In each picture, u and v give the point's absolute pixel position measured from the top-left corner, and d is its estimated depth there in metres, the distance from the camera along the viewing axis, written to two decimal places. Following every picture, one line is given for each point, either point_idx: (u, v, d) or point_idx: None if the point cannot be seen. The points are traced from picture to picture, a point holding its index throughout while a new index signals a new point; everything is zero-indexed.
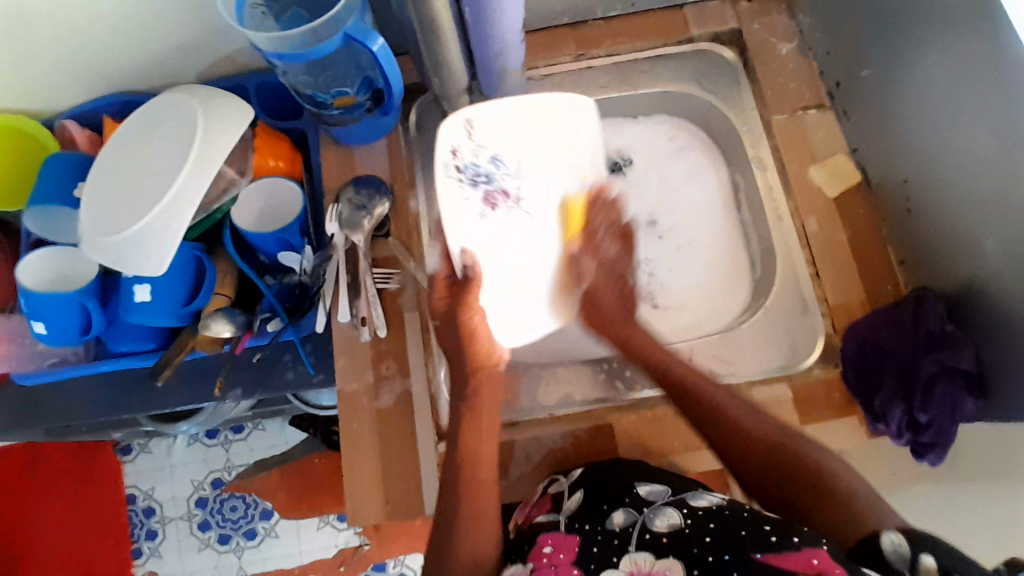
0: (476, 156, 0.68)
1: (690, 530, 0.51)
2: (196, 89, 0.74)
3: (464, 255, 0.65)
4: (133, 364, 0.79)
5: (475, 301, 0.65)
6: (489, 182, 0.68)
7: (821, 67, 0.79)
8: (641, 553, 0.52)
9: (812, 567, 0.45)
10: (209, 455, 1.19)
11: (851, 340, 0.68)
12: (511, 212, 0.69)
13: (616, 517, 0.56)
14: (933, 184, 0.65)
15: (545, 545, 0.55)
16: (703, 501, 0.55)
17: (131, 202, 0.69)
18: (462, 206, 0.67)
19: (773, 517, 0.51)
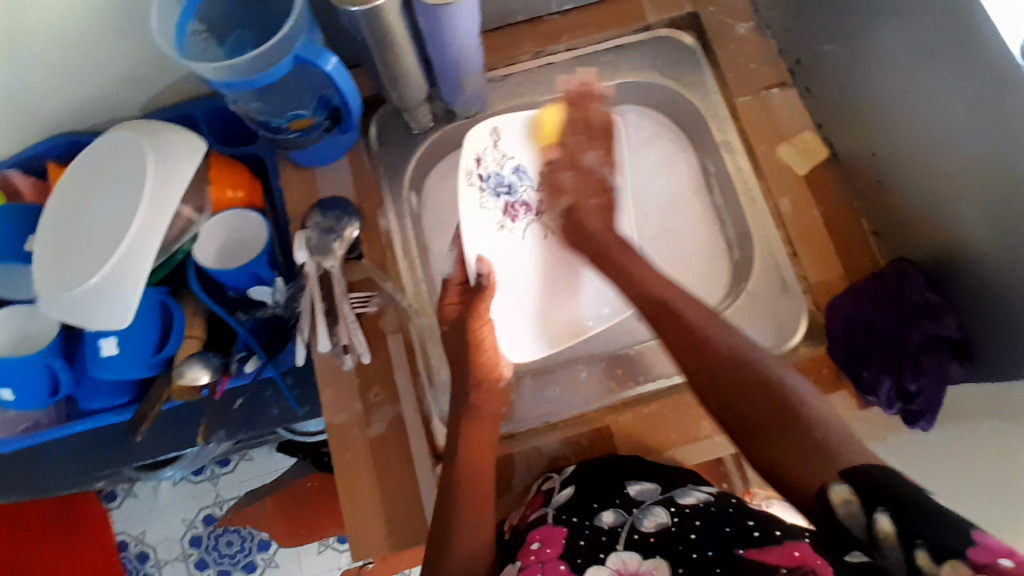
0: (499, 166, 0.77)
1: (677, 529, 0.52)
2: (143, 124, 0.70)
3: (480, 263, 0.68)
4: (109, 420, 0.76)
5: (484, 309, 0.67)
6: (511, 193, 0.78)
7: (779, 45, 0.79)
8: (629, 552, 0.52)
9: (794, 559, 0.44)
10: (198, 492, 1.16)
11: (835, 321, 0.68)
12: (531, 224, 0.78)
13: (605, 515, 0.57)
14: (903, 156, 0.66)
15: (534, 542, 0.57)
16: (690, 498, 0.56)
17: (86, 252, 0.65)
18: (485, 211, 0.77)
19: (759, 512, 0.52)
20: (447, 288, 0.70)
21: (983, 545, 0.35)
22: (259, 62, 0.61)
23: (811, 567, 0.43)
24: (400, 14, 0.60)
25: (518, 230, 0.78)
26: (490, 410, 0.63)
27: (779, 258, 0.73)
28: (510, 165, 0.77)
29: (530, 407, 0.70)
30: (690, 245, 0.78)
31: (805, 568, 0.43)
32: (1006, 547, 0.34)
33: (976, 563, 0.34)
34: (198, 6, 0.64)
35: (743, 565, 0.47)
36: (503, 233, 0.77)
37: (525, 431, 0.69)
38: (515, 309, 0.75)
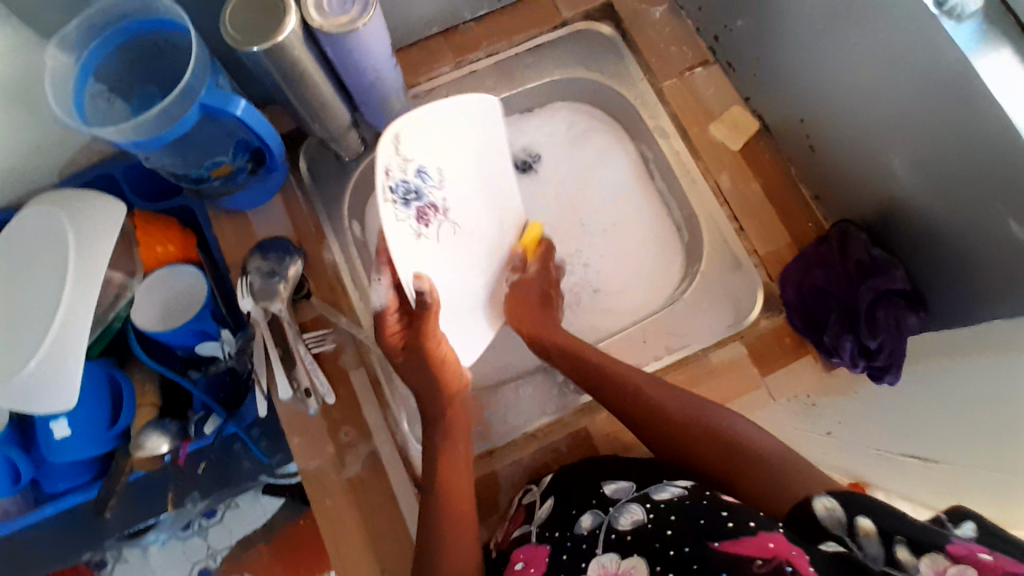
0: (405, 170, 0.56)
1: (653, 524, 0.49)
2: (59, 194, 0.67)
3: (419, 280, 0.57)
4: (76, 500, 0.74)
5: (434, 327, 0.60)
6: (419, 198, 0.58)
7: (695, 24, 0.79)
8: (607, 554, 0.49)
9: (768, 550, 0.41)
10: (188, 548, 1.12)
11: (790, 286, 0.69)
12: (442, 227, 0.60)
13: (585, 519, 0.54)
14: (830, 119, 0.67)
15: (518, 561, 0.54)
16: (665, 493, 0.52)
17: (19, 336, 0.62)
18: (402, 228, 0.55)
19: (732, 502, 0.49)
20: (384, 316, 0.61)
21: (962, 545, 0.37)
22: (164, 115, 0.58)
23: (785, 559, 0.40)
24: (306, 48, 0.59)
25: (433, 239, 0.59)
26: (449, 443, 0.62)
27: (729, 235, 0.72)
28: (414, 167, 0.57)
29: (505, 418, 0.71)
30: (639, 236, 0.78)
31: (779, 560, 0.40)
32: (986, 549, 0.37)
33: (953, 553, 0.36)
34: (97, 66, 0.62)
35: (717, 560, 0.43)
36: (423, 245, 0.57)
37: (502, 447, 0.69)
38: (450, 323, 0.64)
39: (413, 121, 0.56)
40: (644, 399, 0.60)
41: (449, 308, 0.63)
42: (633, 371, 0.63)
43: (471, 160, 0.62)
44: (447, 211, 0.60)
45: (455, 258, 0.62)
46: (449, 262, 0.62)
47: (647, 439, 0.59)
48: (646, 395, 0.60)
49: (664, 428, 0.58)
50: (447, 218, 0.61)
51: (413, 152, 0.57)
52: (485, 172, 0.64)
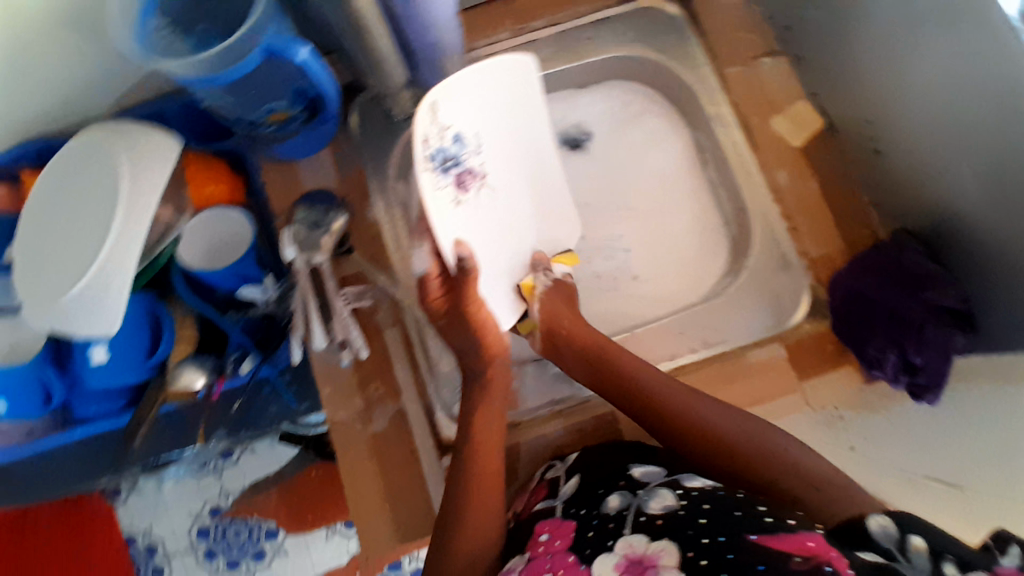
0: (442, 138, 0.59)
1: (686, 513, 0.50)
2: (113, 126, 0.67)
3: (458, 247, 0.60)
4: (104, 426, 0.76)
5: (474, 294, 0.61)
6: (458, 165, 0.61)
7: (767, 12, 0.76)
8: (636, 535, 0.50)
9: (807, 549, 0.43)
10: (203, 485, 1.15)
11: (838, 292, 0.67)
12: (480, 192, 0.64)
13: (612, 501, 0.55)
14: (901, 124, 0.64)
15: (542, 534, 0.55)
16: (696, 483, 0.55)
17: (68, 262, 0.63)
18: (442, 196, 0.59)
19: (766, 500, 0.51)
20: (427, 284, 0.62)
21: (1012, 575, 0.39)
22: (226, 55, 0.58)
23: (825, 559, 0.42)
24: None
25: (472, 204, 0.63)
26: (480, 411, 0.62)
27: (780, 234, 0.71)
28: (450, 134, 0.60)
29: (533, 394, 0.70)
30: (684, 225, 0.76)
31: (820, 559, 0.42)
32: None
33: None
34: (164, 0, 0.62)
35: (754, 551, 0.44)
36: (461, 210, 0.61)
37: (528, 420, 0.69)
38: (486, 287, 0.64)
39: (447, 90, 0.59)
40: (649, 394, 0.60)
41: (491, 269, 0.65)
42: (635, 363, 0.62)
43: (507, 128, 0.65)
44: (484, 175, 0.64)
45: (497, 222, 0.66)
46: (493, 223, 0.65)
47: (653, 430, 0.60)
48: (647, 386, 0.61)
49: (670, 421, 0.59)
50: (485, 182, 0.64)
51: (450, 121, 0.60)
52: (520, 137, 0.66)
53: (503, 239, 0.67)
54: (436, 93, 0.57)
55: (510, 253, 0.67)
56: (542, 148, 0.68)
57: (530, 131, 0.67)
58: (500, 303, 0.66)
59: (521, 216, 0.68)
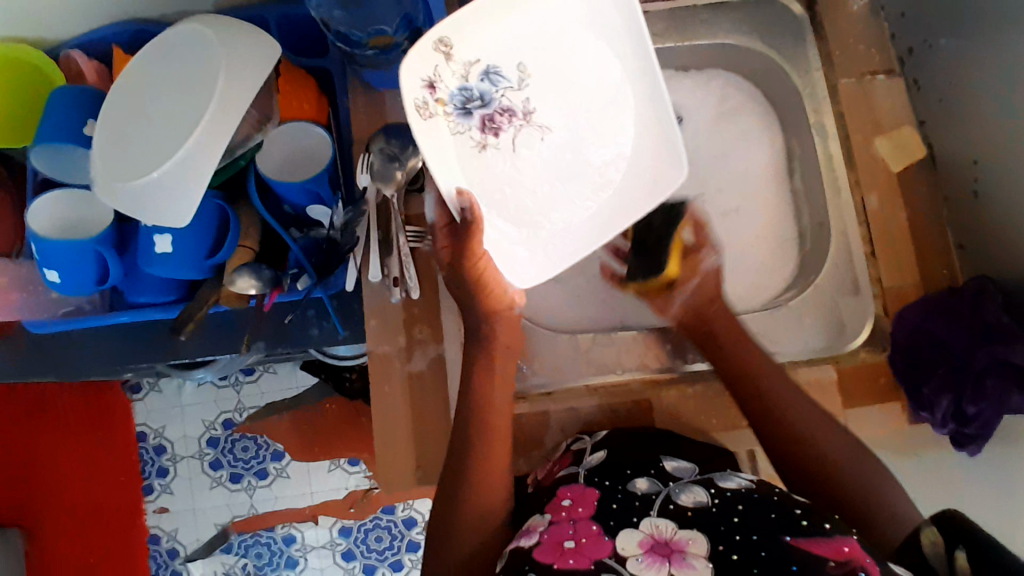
0: (466, 77, 0.60)
1: (718, 509, 0.50)
2: (212, 19, 0.66)
3: (460, 195, 0.57)
4: (152, 316, 0.78)
5: (477, 244, 0.58)
6: (486, 104, 0.61)
7: (893, 29, 0.73)
8: (662, 519, 0.50)
9: (844, 554, 0.44)
10: (220, 396, 1.18)
11: (903, 325, 0.65)
12: (519, 131, 0.62)
13: (639, 483, 0.55)
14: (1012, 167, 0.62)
15: (564, 499, 0.56)
16: (731, 483, 0.54)
17: (151, 147, 0.64)
18: (457, 138, 0.61)
19: (801, 501, 0.51)
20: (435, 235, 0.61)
21: None
22: None
23: (861, 565, 0.43)
24: None
25: (506, 144, 0.62)
26: (506, 372, 0.61)
27: (857, 257, 0.68)
28: (478, 72, 0.60)
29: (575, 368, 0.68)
30: (758, 231, 0.74)
31: (855, 565, 0.43)
32: None
33: None
34: None
35: (790, 552, 0.44)
36: (485, 154, 0.62)
37: (559, 393, 0.68)
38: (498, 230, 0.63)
39: (468, 27, 0.59)
40: (749, 366, 0.60)
41: (518, 211, 0.64)
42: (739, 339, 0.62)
43: (558, 66, 0.61)
44: (525, 113, 0.62)
45: (545, 164, 0.63)
46: (541, 166, 0.63)
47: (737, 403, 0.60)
48: (744, 361, 0.60)
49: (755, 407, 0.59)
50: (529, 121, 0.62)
51: (477, 55, 0.60)
52: (583, 75, 0.61)
53: (555, 186, 0.64)
54: (446, 28, 0.57)
55: (551, 197, 0.64)
56: (606, 90, 0.61)
57: (591, 71, 0.61)
58: (526, 253, 0.63)
59: (574, 162, 0.63)
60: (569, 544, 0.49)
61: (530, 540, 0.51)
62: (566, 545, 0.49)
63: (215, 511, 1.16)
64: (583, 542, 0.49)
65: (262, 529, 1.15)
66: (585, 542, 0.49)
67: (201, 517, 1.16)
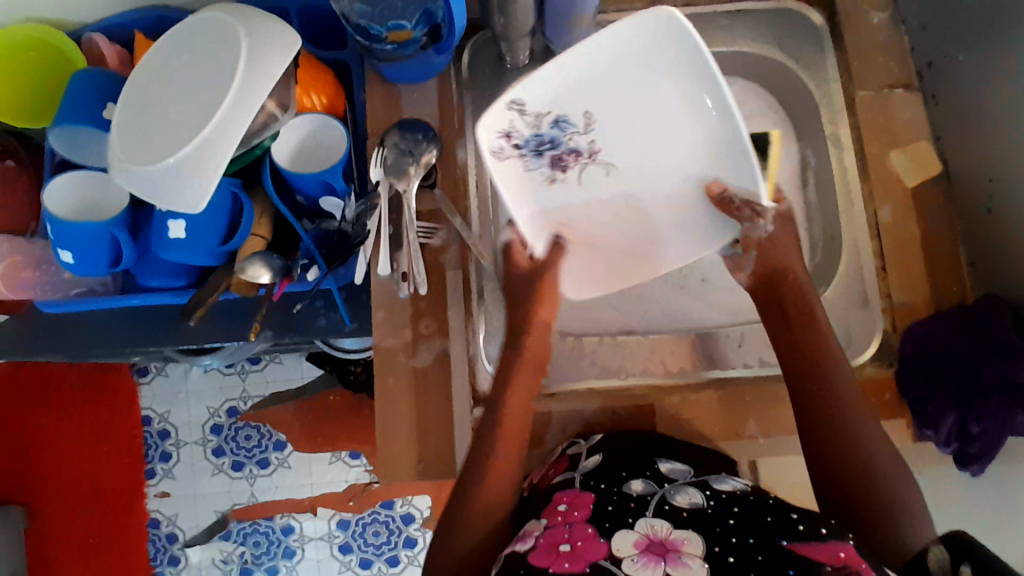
0: (538, 125, 0.62)
1: (713, 511, 0.51)
2: (234, 10, 0.67)
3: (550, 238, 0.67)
4: (162, 300, 0.78)
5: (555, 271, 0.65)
6: (556, 146, 0.64)
7: (913, 43, 0.73)
8: (658, 520, 0.51)
9: (839, 558, 0.44)
10: (226, 383, 1.19)
11: (911, 342, 0.64)
12: (586, 168, 0.65)
13: (634, 484, 0.56)
14: None
15: (561, 503, 0.56)
16: (727, 485, 0.55)
17: (168, 131, 0.65)
18: (530, 176, 0.65)
19: (798, 506, 0.51)
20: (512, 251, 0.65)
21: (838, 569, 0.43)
22: None
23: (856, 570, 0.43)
24: None
25: (574, 178, 0.66)
26: (523, 378, 0.60)
27: (868, 271, 0.68)
28: (550, 119, 0.62)
29: (578, 368, 0.68)
30: None
31: (850, 569, 0.43)
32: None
33: None
34: None
35: (788, 555, 0.45)
36: (555, 189, 0.66)
37: (564, 391, 0.67)
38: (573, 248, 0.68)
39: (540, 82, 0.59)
40: (817, 349, 0.58)
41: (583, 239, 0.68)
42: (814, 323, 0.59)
43: (628, 105, 0.61)
44: (591, 151, 0.64)
45: (611, 197, 0.67)
46: (611, 199, 0.67)
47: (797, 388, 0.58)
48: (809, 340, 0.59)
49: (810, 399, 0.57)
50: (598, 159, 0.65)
51: (548, 107, 0.61)
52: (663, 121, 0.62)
53: (620, 216, 0.67)
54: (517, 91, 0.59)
55: (627, 219, 0.67)
56: (674, 129, 0.62)
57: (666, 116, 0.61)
58: (587, 272, 0.68)
59: (634, 199, 0.67)
60: (565, 547, 0.50)
61: (525, 545, 0.51)
62: (561, 548, 0.49)
63: (215, 498, 1.17)
64: (578, 545, 0.50)
65: (261, 518, 1.16)
66: (580, 545, 0.49)
67: (201, 504, 1.17)
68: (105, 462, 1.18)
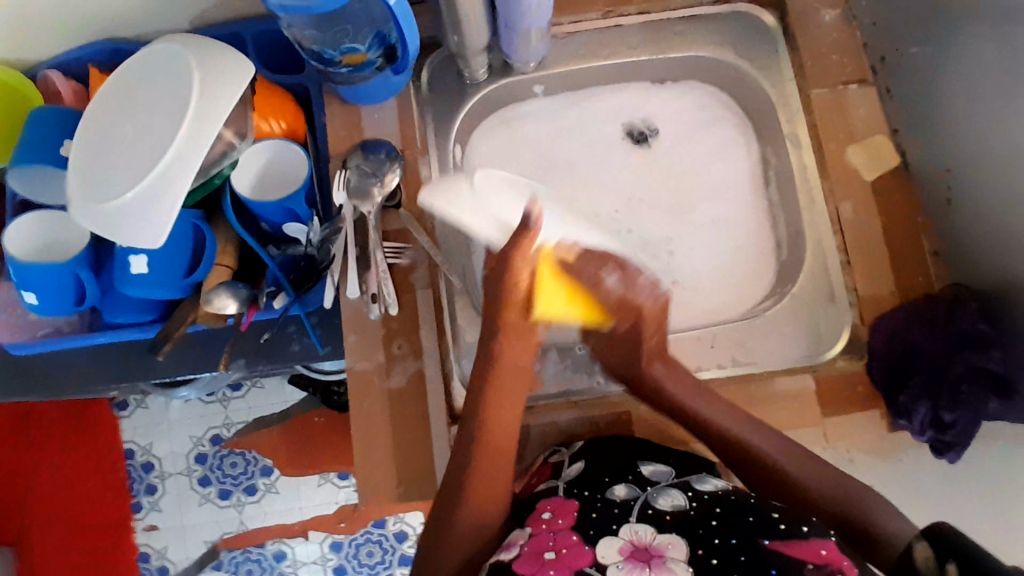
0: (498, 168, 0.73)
1: (695, 513, 0.52)
2: (189, 39, 0.67)
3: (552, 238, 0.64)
4: (132, 336, 0.77)
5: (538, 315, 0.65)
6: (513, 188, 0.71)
7: (866, 38, 0.74)
8: (641, 525, 0.52)
9: (822, 557, 0.46)
10: (208, 412, 1.17)
11: (881, 334, 0.65)
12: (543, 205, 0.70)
13: (618, 489, 0.56)
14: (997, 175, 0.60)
15: (545, 511, 0.56)
16: (708, 485, 0.55)
17: (124, 166, 0.64)
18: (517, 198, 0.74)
19: (781, 506, 0.52)
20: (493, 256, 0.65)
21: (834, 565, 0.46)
22: None
23: (838, 568, 0.45)
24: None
25: None
26: (499, 400, 0.60)
27: (832, 266, 0.69)
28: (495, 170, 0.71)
29: (554, 379, 0.68)
30: (738, 240, 0.74)
31: (832, 567, 0.45)
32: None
33: None
34: None
35: (768, 556, 0.47)
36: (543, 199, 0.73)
37: (543, 405, 0.67)
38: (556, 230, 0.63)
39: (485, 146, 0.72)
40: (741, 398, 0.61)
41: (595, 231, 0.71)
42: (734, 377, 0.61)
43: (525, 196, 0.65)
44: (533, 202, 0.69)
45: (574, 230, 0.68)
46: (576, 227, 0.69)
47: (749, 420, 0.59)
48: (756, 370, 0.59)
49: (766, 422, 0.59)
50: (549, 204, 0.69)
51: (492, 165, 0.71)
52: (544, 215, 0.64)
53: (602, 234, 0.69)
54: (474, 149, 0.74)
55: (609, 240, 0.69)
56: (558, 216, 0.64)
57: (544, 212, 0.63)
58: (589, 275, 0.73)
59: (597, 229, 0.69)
60: (550, 555, 0.51)
61: (510, 553, 0.52)
62: (547, 556, 0.51)
63: (204, 528, 1.15)
64: (563, 552, 0.51)
65: (252, 546, 1.15)
66: (565, 553, 0.50)
67: (189, 536, 1.15)
68: (90, 499, 1.16)
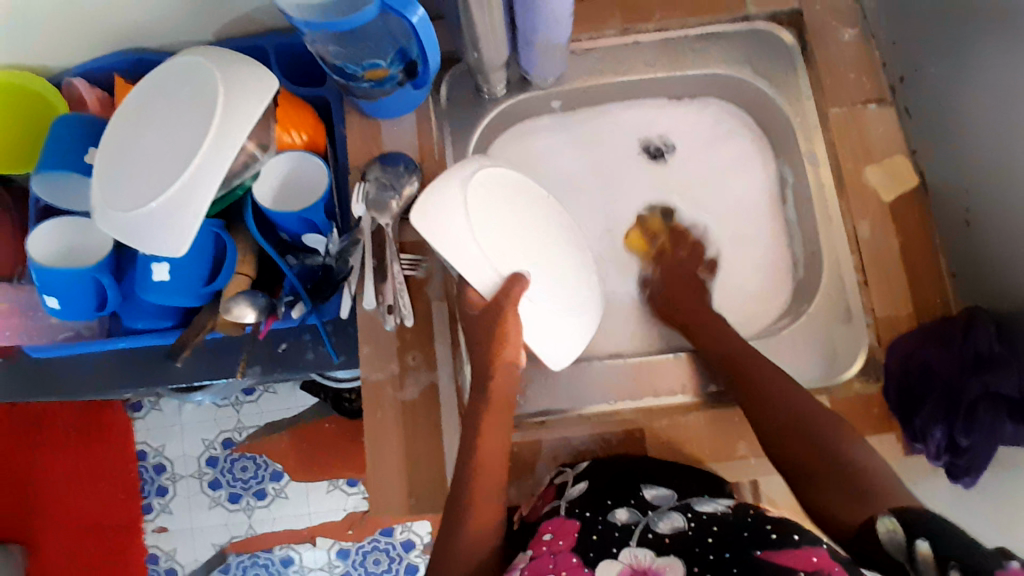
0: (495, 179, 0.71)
1: (693, 533, 0.52)
2: (214, 53, 0.68)
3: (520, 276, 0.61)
4: (150, 342, 0.79)
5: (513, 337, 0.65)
6: None
7: (884, 57, 0.74)
8: (642, 549, 0.52)
9: (812, 564, 0.45)
10: (219, 415, 1.18)
11: (896, 357, 0.65)
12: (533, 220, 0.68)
13: (619, 513, 0.56)
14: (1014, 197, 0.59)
15: (546, 533, 0.56)
16: (708, 506, 0.55)
17: (148, 177, 0.65)
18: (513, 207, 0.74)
19: (775, 517, 0.52)
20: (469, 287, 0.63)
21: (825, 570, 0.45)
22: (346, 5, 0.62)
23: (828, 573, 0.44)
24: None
25: None
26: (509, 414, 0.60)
27: (848, 286, 0.69)
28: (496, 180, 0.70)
29: (567, 394, 0.68)
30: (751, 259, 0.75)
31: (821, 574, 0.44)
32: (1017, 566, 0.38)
33: None
34: None
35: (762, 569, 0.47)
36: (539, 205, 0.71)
37: (556, 419, 0.67)
38: (537, 249, 0.63)
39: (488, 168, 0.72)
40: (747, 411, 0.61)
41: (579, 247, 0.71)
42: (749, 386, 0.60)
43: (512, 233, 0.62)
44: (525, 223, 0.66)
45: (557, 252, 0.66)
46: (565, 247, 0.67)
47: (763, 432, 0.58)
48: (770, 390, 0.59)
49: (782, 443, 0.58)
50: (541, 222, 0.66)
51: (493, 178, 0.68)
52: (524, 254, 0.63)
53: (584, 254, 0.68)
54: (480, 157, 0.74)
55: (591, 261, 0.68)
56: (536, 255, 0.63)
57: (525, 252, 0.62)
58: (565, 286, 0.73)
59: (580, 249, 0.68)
60: None
61: None
62: None
63: (213, 531, 1.16)
64: None
65: (261, 550, 1.15)
66: None
67: (199, 538, 1.16)
68: (104, 499, 1.17)
